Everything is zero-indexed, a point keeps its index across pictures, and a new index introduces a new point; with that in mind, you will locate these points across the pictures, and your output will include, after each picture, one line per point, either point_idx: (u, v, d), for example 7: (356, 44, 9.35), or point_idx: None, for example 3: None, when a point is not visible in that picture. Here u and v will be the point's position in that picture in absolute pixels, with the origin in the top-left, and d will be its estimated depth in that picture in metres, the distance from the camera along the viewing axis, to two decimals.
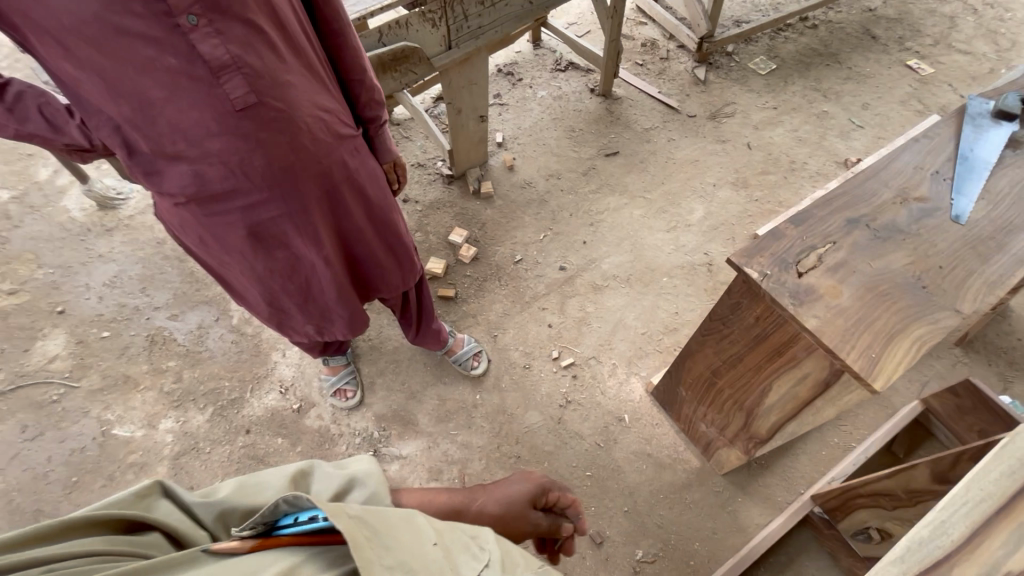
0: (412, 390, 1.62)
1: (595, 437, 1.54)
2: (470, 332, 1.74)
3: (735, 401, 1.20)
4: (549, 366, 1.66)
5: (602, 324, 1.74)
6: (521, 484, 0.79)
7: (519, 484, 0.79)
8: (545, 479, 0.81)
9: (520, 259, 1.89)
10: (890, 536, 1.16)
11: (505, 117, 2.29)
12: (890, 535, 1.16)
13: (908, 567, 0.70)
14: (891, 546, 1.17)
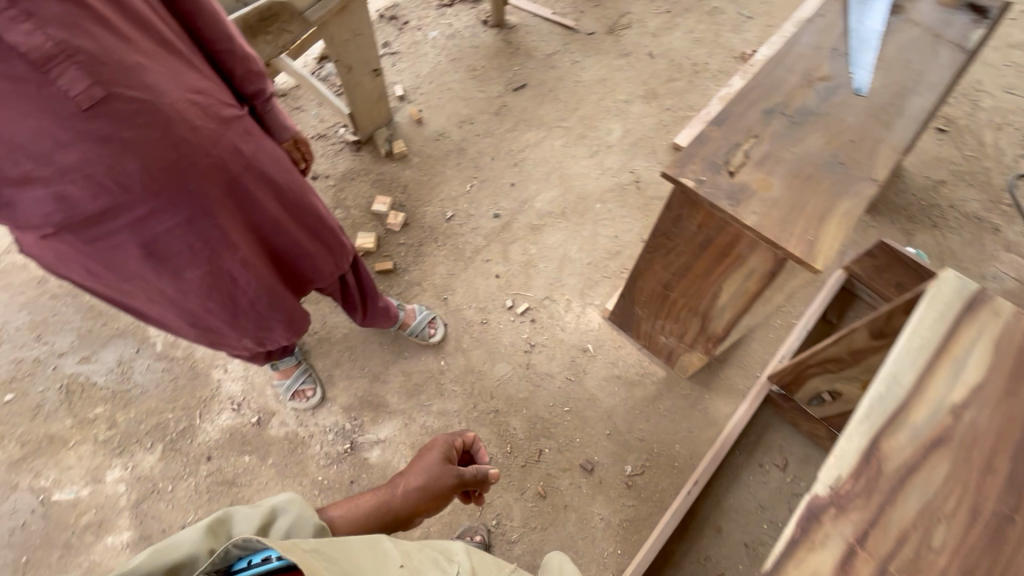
0: (374, 372, 1.57)
1: (566, 373, 1.57)
2: (419, 300, 1.68)
3: (690, 306, 1.24)
4: (506, 316, 1.65)
5: (548, 263, 1.73)
6: (434, 453, 1.00)
7: (433, 453, 1.01)
8: (447, 438, 1.04)
9: (452, 216, 1.82)
10: (839, 395, 1.29)
11: (401, 67, 2.12)
12: (839, 394, 1.29)
13: (874, 423, 0.77)
14: (841, 403, 1.30)
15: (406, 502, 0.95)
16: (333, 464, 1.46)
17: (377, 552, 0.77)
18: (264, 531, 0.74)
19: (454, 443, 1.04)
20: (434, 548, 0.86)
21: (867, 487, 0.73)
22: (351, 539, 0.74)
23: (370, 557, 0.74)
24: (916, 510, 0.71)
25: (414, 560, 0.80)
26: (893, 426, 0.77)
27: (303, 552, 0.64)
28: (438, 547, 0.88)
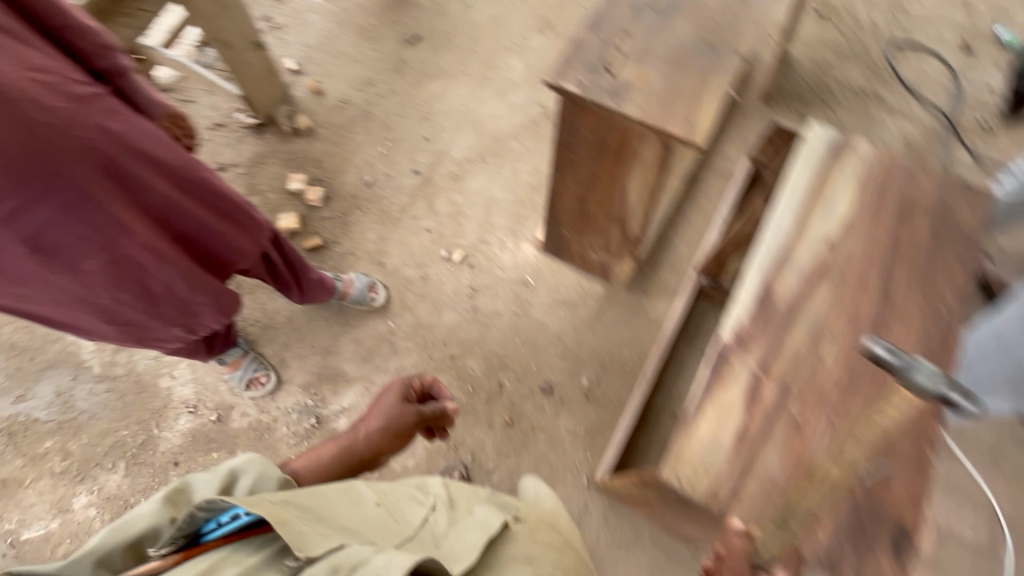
0: (325, 346, 1.58)
1: (511, 307, 1.62)
2: (356, 269, 1.68)
3: (607, 214, 1.30)
4: (445, 266, 1.68)
5: (475, 208, 1.76)
6: (390, 395, 1.03)
7: (389, 395, 1.03)
8: (404, 379, 1.06)
9: (372, 180, 1.81)
10: None
11: (287, 39, 2.04)
12: None
13: (765, 267, 0.85)
14: None
15: (369, 444, 0.99)
16: (303, 441, 1.48)
17: (352, 496, 0.84)
18: (227, 492, 0.75)
19: (411, 384, 1.06)
20: (407, 488, 0.94)
21: (764, 323, 0.80)
22: (324, 489, 0.80)
23: (344, 502, 0.81)
24: (806, 333, 0.80)
25: (389, 501, 0.88)
26: (782, 266, 0.85)
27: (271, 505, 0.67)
28: (410, 484, 0.97)
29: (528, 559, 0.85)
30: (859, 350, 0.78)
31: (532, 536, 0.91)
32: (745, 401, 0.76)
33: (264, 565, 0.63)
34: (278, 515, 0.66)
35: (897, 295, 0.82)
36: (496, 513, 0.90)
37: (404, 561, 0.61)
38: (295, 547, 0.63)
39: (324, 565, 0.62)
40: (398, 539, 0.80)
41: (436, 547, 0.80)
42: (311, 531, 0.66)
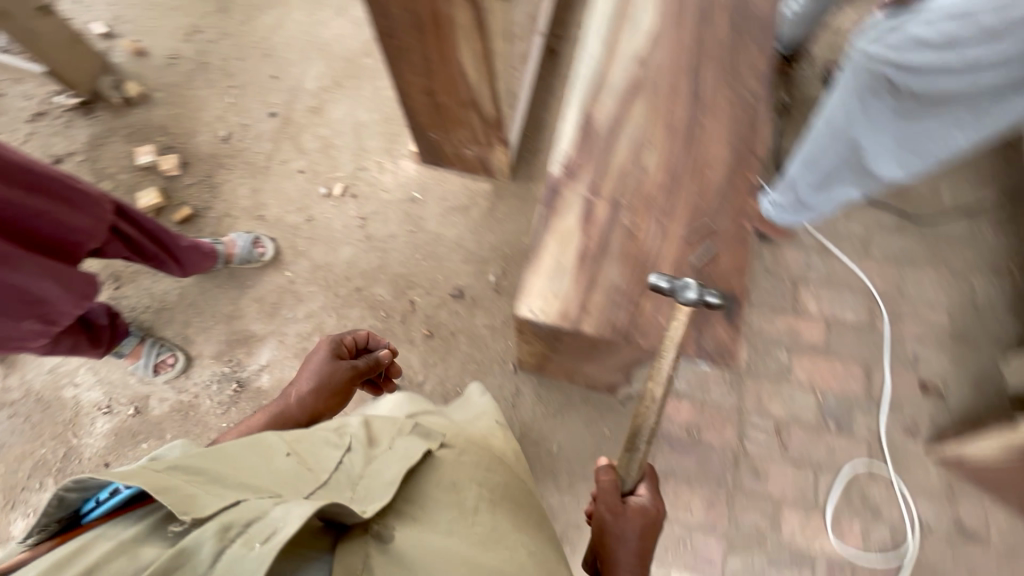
0: (227, 313, 1.53)
1: (405, 226, 1.61)
2: (236, 228, 1.60)
3: (459, 100, 1.27)
4: (328, 203, 1.63)
5: (344, 138, 1.69)
6: (320, 356, 1.02)
7: (318, 356, 1.03)
8: (334, 337, 1.07)
9: (228, 134, 1.69)
10: None
11: (89, 2, 1.82)
12: None
13: (582, 97, 0.86)
14: None
15: (303, 406, 0.96)
16: (230, 408, 1.46)
17: (259, 447, 0.71)
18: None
19: (342, 342, 1.07)
20: (319, 431, 0.80)
21: (588, 149, 0.82)
22: (223, 443, 0.68)
23: (248, 454, 0.70)
24: (628, 148, 0.82)
25: (301, 448, 0.75)
26: (598, 92, 0.86)
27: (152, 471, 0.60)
28: (326, 427, 0.83)
29: (454, 483, 0.79)
30: (678, 152, 0.82)
31: (459, 459, 0.84)
32: (580, 224, 0.79)
33: (145, 535, 0.57)
34: (160, 482, 0.59)
35: (707, 95, 0.85)
36: (420, 441, 0.83)
37: (301, 513, 0.57)
38: (178, 511, 0.57)
39: (214, 524, 0.56)
40: (310, 488, 0.68)
41: (350, 490, 0.71)
42: (200, 490, 0.60)
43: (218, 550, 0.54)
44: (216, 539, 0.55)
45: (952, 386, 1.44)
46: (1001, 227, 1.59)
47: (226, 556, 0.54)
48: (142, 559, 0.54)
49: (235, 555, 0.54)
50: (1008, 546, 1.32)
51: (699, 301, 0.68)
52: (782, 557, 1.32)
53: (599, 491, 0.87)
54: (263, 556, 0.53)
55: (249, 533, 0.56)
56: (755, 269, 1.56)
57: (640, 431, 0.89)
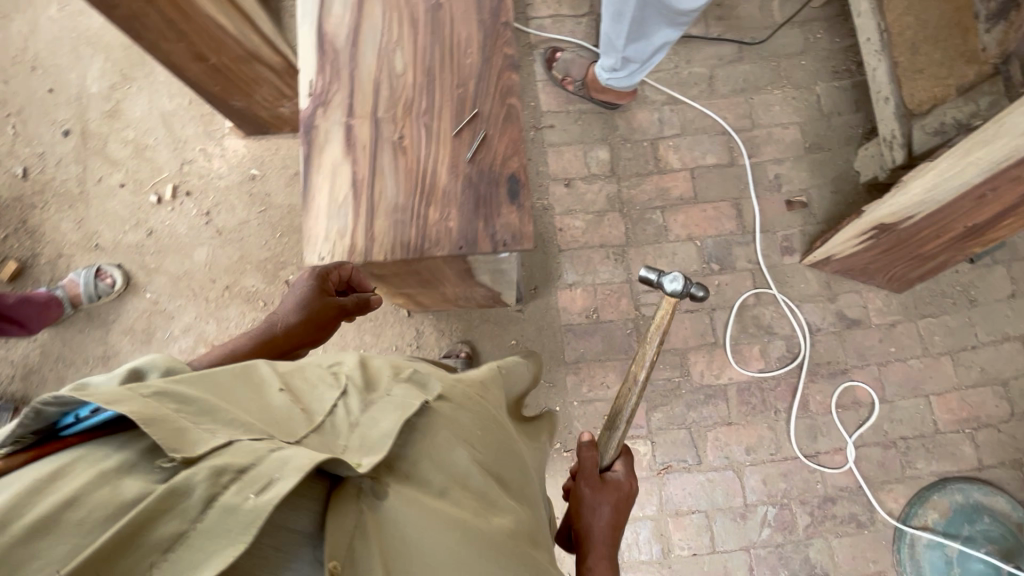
0: (99, 354, 1.44)
1: (254, 208, 1.51)
2: (75, 266, 1.47)
3: (235, 57, 1.15)
4: (164, 210, 1.50)
5: (156, 133, 1.53)
6: (299, 289, 0.80)
7: (299, 291, 0.80)
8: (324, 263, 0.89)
9: (25, 169, 1.50)
10: None
11: None
12: None
13: (310, 14, 0.77)
14: None
15: (289, 340, 0.80)
16: None
17: (250, 380, 0.60)
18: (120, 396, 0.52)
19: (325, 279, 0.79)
20: (314, 365, 0.69)
21: (333, 69, 0.75)
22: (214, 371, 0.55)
23: (240, 385, 0.58)
24: (373, 58, 0.75)
25: (296, 383, 0.64)
26: (326, 5, 0.77)
27: (139, 398, 0.45)
28: (321, 361, 0.71)
29: (454, 439, 0.63)
30: (426, 44, 0.76)
31: (459, 411, 0.67)
32: (346, 155, 0.73)
33: (129, 466, 0.43)
34: (147, 412, 0.44)
35: None
36: (421, 390, 0.67)
37: (307, 464, 0.45)
38: (169, 447, 0.43)
39: (206, 466, 0.42)
40: (299, 433, 0.54)
41: (342, 441, 0.57)
42: (193, 427, 0.46)
43: (209, 497, 0.41)
44: (207, 484, 0.41)
45: (815, 194, 1.51)
46: (831, 27, 1.60)
47: (215, 505, 0.40)
48: (125, 494, 0.40)
49: (227, 505, 0.40)
50: (885, 320, 1.45)
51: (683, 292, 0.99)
52: (697, 398, 1.41)
53: (581, 467, 0.88)
54: (258, 508, 0.40)
55: (248, 478, 0.42)
56: (613, 140, 1.53)
57: (621, 412, 0.96)
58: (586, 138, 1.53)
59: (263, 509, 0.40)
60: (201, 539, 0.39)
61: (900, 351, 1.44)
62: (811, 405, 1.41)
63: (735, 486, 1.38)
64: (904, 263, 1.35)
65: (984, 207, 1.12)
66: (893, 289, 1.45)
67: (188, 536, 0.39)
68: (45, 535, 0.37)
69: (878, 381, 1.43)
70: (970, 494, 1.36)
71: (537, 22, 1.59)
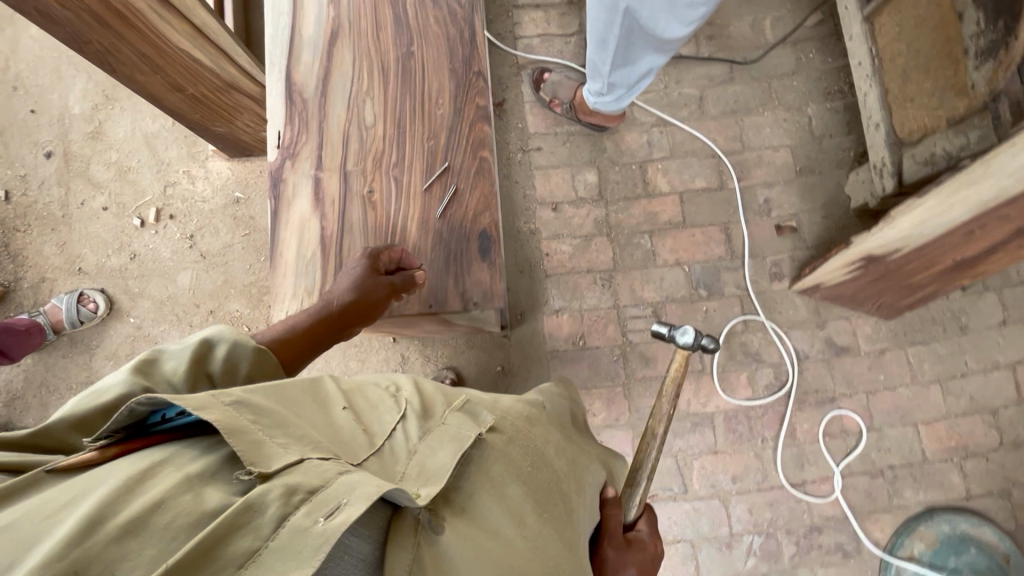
0: (83, 379, 1.43)
1: (238, 231, 1.49)
2: (58, 291, 1.45)
3: (213, 87, 1.13)
4: (147, 234, 1.49)
5: (139, 155, 1.51)
6: (349, 267, 0.70)
7: (350, 269, 0.70)
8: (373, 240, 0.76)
9: (8, 192, 1.49)
10: None
11: None
12: None
13: (277, 62, 0.75)
14: None
15: (341, 326, 0.70)
16: None
17: (317, 400, 0.67)
18: (199, 367, 0.60)
19: (379, 254, 0.71)
20: (373, 390, 0.78)
21: (302, 120, 0.74)
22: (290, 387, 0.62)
23: (309, 403, 0.65)
24: (343, 108, 0.74)
25: (357, 404, 0.72)
26: (295, 51, 0.75)
27: (220, 406, 0.52)
28: (379, 382, 0.81)
29: (505, 476, 0.67)
30: (397, 94, 0.74)
31: (509, 446, 0.71)
32: (315, 210, 0.72)
33: (212, 474, 0.48)
34: (232, 423, 0.50)
35: (410, 18, 0.75)
36: (470, 421, 0.72)
37: (373, 493, 0.47)
38: (248, 460, 0.48)
39: (280, 485, 0.47)
40: (361, 454, 0.61)
41: (402, 467, 0.62)
42: (269, 440, 0.52)
43: (281, 515, 0.44)
44: (281, 503, 0.45)
45: (805, 219, 1.49)
46: (823, 46, 1.57)
47: (286, 524, 0.44)
48: (207, 504, 0.45)
49: (297, 526, 0.44)
50: (874, 347, 1.44)
51: (695, 342, 1.05)
52: (683, 426, 1.41)
53: (608, 528, 0.85)
54: (324, 536, 0.43)
55: (316, 501, 0.46)
56: (601, 163, 1.52)
57: (641, 468, 0.98)
58: (573, 161, 1.52)
59: (330, 534, 0.43)
60: (273, 558, 0.42)
61: (889, 378, 1.43)
62: (798, 433, 1.40)
63: (721, 515, 1.38)
64: (893, 293, 1.33)
65: (974, 241, 1.10)
66: (883, 316, 1.43)
67: (261, 554, 0.42)
68: (136, 536, 0.41)
69: (866, 410, 1.41)
70: (959, 525, 1.35)
71: (525, 42, 1.57)
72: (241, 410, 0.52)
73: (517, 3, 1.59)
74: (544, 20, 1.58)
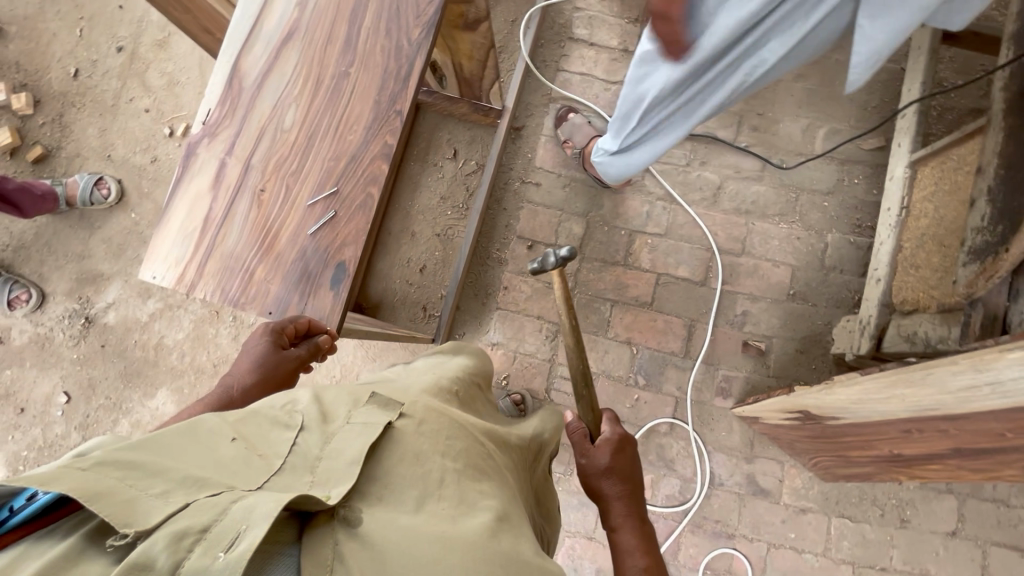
0: (78, 252, 1.59)
1: None
2: (85, 168, 1.62)
3: None
4: (172, 144, 1.63)
5: (189, 75, 1.65)
6: (255, 344, 0.78)
7: (255, 344, 0.78)
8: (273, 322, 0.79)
9: (78, 70, 1.66)
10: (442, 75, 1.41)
11: None
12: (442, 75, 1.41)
13: (231, 47, 0.84)
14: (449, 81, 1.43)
15: (243, 404, 0.77)
16: (80, 341, 1.56)
17: (199, 432, 0.59)
18: None
19: (283, 330, 0.79)
20: (266, 410, 0.67)
21: (231, 107, 0.83)
22: (158, 433, 0.56)
23: (187, 442, 0.57)
24: (271, 104, 0.83)
25: (247, 430, 0.62)
26: (250, 43, 0.84)
27: (76, 473, 0.47)
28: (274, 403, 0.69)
29: (423, 451, 0.63)
30: (320, 107, 0.83)
31: (425, 427, 0.66)
32: (211, 189, 0.82)
33: (79, 552, 0.45)
34: (94, 489, 0.47)
35: (360, 42, 0.84)
36: (379, 411, 0.68)
37: (273, 511, 0.47)
38: (120, 523, 0.45)
39: (166, 533, 0.45)
40: (260, 479, 0.55)
41: (309, 477, 0.57)
42: (144, 494, 0.48)
43: (174, 564, 0.43)
44: (171, 549, 0.44)
45: (776, 345, 1.39)
46: (872, 176, 1.44)
47: (182, 571, 0.43)
48: None
49: (196, 567, 0.43)
50: (796, 503, 1.34)
51: (561, 258, 0.87)
52: (570, 501, 1.37)
53: (577, 451, 0.87)
54: (229, 568, 0.43)
55: (211, 538, 0.45)
56: (593, 219, 1.48)
57: (581, 376, 0.88)
58: (566, 207, 1.49)
59: (231, 568, 0.43)
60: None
61: (799, 539, 1.33)
62: (680, 555, 1.34)
63: None
64: (830, 457, 1.21)
65: (914, 442, 0.99)
66: (819, 476, 1.31)
67: None
68: None
69: (760, 560, 1.32)
70: None
71: (565, 76, 1.54)
72: (102, 473, 0.48)
73: (572, 36, 1.56)
74: (592, 61, 1.54)
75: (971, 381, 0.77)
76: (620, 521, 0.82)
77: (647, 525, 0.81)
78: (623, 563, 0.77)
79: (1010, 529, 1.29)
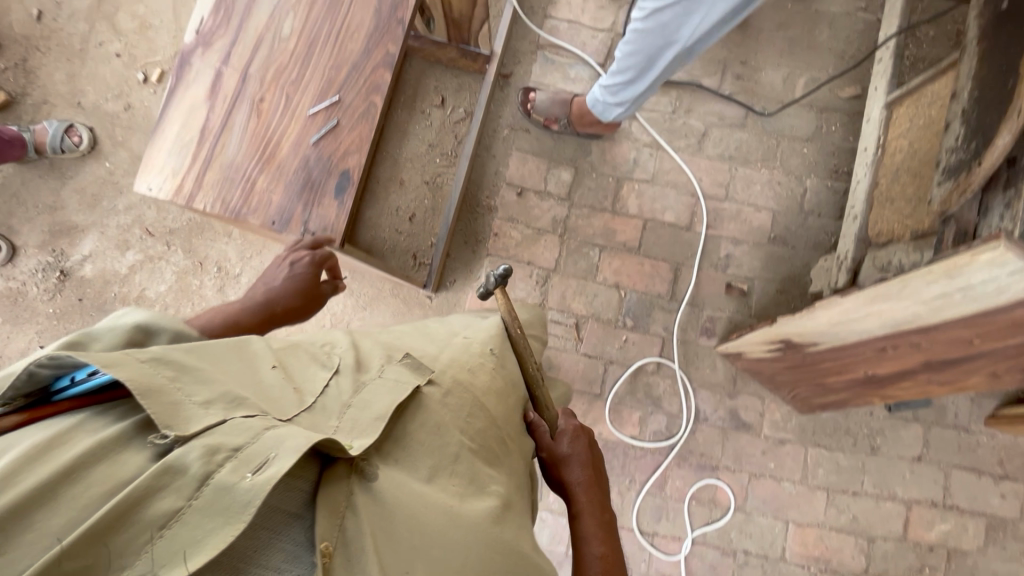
0: (49, 203, 1.53)
1: None
2: (53, 116, 1.55)
3: None
4: (147, 90, 1.57)
5: (162, 18, 1.59)
6: (299, 268, 0.86)
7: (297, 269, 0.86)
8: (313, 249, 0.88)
9: (41, 12, 1.58)
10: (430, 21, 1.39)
11: None
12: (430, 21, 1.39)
13: None
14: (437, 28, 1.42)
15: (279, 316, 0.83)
16: (56, 295, 1.51)
17: (242, 353, 0.60)
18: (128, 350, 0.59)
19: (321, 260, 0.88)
20: (309, 345, 0.68)
21: (233, 27, 0.91)
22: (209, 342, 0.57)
23: (229, 360, 0.58)
24: (271, 23, 0.91)
25: (289, 362, 0.64)
26: None
27: (135, 362, 0.50)
28: (314, 340, 0.71)
29: (443, 424, 0.62)
30: (320, 26, 0.92)
31: (450, 400, 0.65)
32: (215, 103, 0.90)
33: (126, 439, 0.47)
34: (147, 381, 0.49)
35: None
36: (409, 371, 0.65)
37: (303, 446, 0.47)
38: (163, 424, 0.47)
39: (201, 443, 0.46)
40: (292, 410, 0.56)
41: (334, 422, 0.57)
42: (187, 400, 0.49)
43: (205, 474, 0.45)
44: (203, 460, 0.45)
45: (758, 286, 1.45)
46: (849, 123, 1.49)
47: (211, 482, 0.44)
48: (123, 472, 0.44)
49: (224, 481, 0.44)
50: (775, 435, 1.41)
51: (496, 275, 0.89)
52: None
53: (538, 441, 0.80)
54: (256, 491, 0.44)
55: (242, 457, 0.46)
56: (581, 166, 1.50)
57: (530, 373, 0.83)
58: (554, 153, 1.50)
59: (257, 491, 0.44)
60: (200, 515, 0.43)
61: (778, 469, 1.40)
62: (667, 487, 1.40)
63: (563, 534, 1.40)
64: (808, 387, 1.28)
65: (886, 360, 1.05)
66: (796, 408, 1.39)
67: (183, 512, 0.43)
68: (43, 505, 0.41)
69: (741, 490, 1.39)
70: None
71: (552, 23, 1.54)
72: (157, 368, 0.50)
73: None
74: (579, 8, 1.54)
75: (943, 290, 0.82)
76: (581, 507, 0.76)
77: (608, 512, 0.76)
78: (579, 550, 0.72)
79: (969, 452, 1.39)
